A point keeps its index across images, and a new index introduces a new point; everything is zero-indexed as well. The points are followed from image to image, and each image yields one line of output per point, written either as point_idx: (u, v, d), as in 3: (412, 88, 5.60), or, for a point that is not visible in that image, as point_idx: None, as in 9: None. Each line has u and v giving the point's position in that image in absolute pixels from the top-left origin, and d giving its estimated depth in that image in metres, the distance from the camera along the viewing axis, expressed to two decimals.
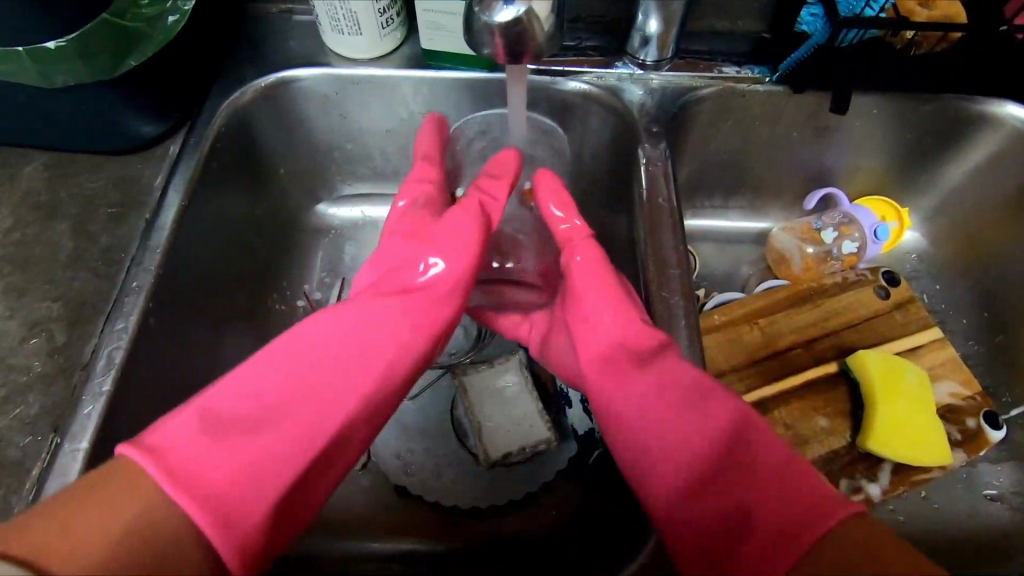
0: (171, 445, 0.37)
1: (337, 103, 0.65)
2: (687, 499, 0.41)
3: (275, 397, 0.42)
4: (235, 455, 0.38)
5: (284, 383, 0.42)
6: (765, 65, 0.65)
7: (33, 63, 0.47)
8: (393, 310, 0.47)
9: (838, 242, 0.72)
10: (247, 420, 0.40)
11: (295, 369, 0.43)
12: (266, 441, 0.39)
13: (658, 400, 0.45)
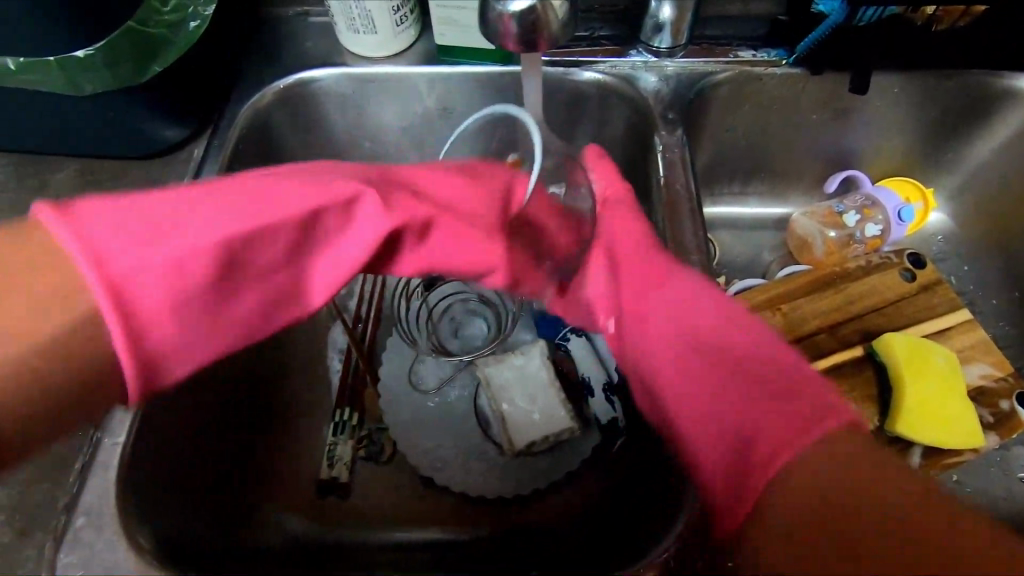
0: (124, 272, 0.37)
1: (354, 102, 0.66)
2: (707, 405, 0.44)
3: (185, 226, 0.39)
4: (151, 292, 0.37)
5: (219, 225, 0.39)
6: (781, 47, 0.65)
7: (63, 72, 0.49)
8: (370, 216, 0.43)
9: (861, 225, 0.71)
10: (152, 237, 0.38)
11: (229, 229, 0.40)
12: (155, 300, 0.38)
13: (676, 322, 0.49)
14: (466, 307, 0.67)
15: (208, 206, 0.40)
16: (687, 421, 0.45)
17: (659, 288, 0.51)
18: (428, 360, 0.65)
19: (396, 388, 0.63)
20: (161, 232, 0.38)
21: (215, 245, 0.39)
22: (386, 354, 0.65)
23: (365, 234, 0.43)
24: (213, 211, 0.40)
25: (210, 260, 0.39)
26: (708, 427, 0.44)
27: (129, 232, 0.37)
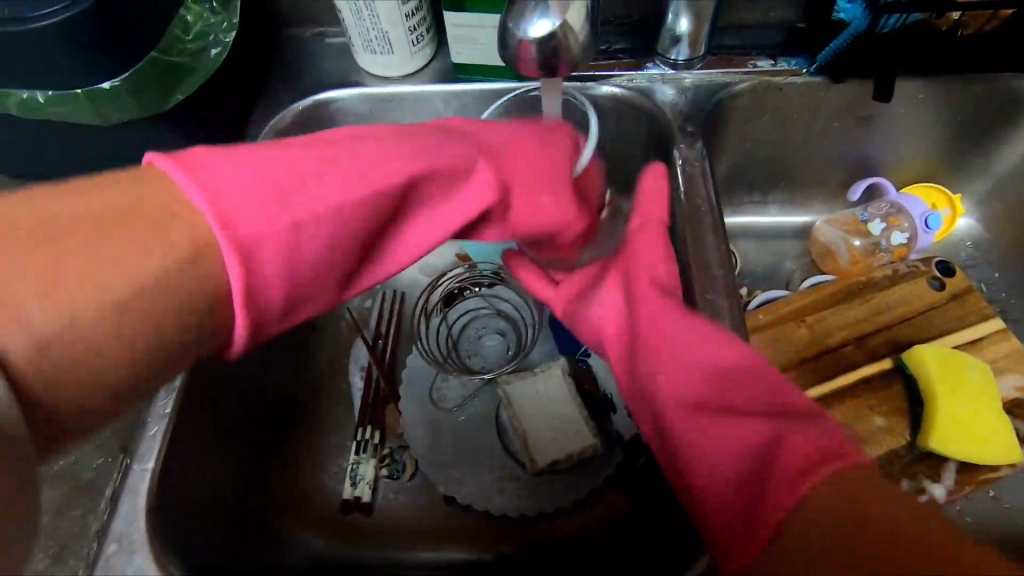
0: (250, 232, 0.35)
1: (372, 121, 0.66)
2: (719, 429, 0.41)
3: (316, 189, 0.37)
4: (264, 218, 0.35)
5: (353, 173, 0.39)
6: (801, 55, 0.64)
7: (91, 103, 0.50)
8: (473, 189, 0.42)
9: (886, 234, 0.70)
10: (289, 199, 0.37)
11: (355, 166, 0.39)
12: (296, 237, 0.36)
13: (700, 359, 0.45)
14: (485, 323, 0.67)
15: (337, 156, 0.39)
16: (696, 451, 0.42)
17: (669, 317, 0.47)
18: (449, 377, 0.65)
19: (417, 406, 0.63)
20: (295, 178, 0.37)
21: (336, 181, 0.38)
22: (407, 371, 0.65)
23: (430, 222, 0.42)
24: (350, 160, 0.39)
25: (338, 215, 0.38)
26: (716, 443, 0.41)
27: (253, 178, 0.36)
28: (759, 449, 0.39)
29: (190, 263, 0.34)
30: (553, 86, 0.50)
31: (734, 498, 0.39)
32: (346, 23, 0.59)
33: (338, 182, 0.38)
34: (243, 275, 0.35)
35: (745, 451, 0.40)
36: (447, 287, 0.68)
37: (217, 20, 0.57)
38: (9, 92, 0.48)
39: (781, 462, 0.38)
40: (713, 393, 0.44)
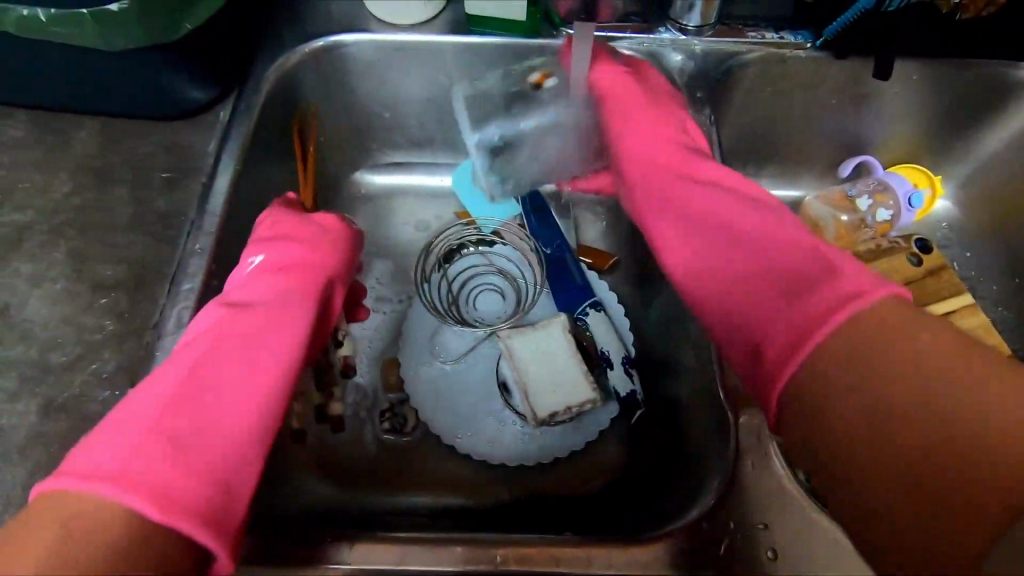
0: (112, 459, 0.35)
1: (379, 70, 0.65)
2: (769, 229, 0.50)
3: (154, 410, 0.39)
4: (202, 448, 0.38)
5: (240, 356, 0.43)
6: (807, 29, 0.65)
7: (97, 26, 0.47)
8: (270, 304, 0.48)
9: (872, 210, 0.73)
10: (199, 416, 0.39)
11: (220, 375, 0.42)
12: (232, 395, 0.41)
13: (710, 232, 0.53)
14: (485, 279, 0.68)
15: (230, 357, 0.43)
16: (704, 283, 0.50)
17: (674, 197, 0.58)
18: (449, 331, 0.65)
19: (417, 357, 0.64)
20: (197, 386, 0.41)
21: (235, 383, 0.42)
22: (408, 323, 0.66)
23: (261, 319, 0.46)
24: (230, 340, 0.44)
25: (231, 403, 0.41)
26: (733, 271, 0.49)
27: (171, 423, 0.38)
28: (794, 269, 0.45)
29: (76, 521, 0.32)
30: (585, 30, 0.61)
31: (767, 306, 0.45)
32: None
33: (235, 375, 0.42)
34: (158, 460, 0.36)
35: (779, 268, 0.46)
36: (445, 246, 0.70)
37: None
38: (10, 8, 0.47)
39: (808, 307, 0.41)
40: (744, 232, 0.51)
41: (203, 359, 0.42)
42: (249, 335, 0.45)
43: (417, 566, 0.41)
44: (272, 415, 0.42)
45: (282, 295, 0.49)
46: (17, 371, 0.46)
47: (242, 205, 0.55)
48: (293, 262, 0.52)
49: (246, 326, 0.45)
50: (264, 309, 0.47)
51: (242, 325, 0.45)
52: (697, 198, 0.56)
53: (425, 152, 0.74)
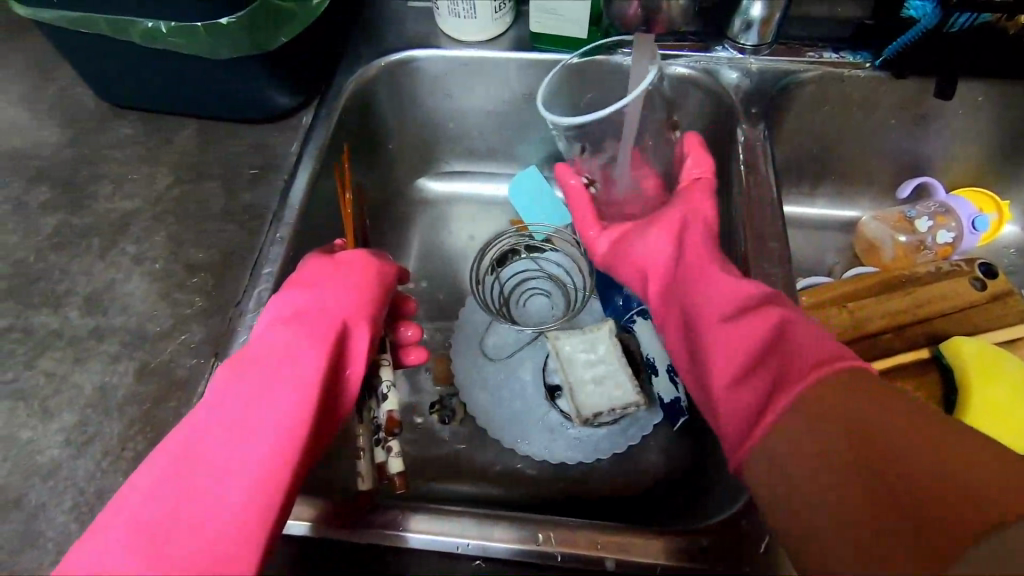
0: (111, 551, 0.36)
1: (446, 83, 0.70)
2: (723, 330, 0.45)
3: (156, 492, 0.38)
4: (188, 543, 0.37)
5: (238, 428, 0.41)
6: (867, 48, 0.66)
7: (209, 37, 0.54)
8: (280, 360, 0.45)
9: (933, 231, 0.71)
10: (188, 505, 0.38)
11: (221, 452, 0.40)
12: (229, 476, 0.39)
13: (721, 314, 0.47)
14: (536, 285, 0.71)
15: (233, 428, 0.41)
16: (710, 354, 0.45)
17: (698, 275, 0.51)
18: (500, 330, 0.69)
19: (469, 352, 0.68)
20: (190, 467, 0.39)
21: (230, 461, 0.40)
22: (462, 319, 0.70)
23: (268, 380, 0.44)
24: (229, 407, 0.42)
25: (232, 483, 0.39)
26: (720, 366, 0.44)
27: (157, 516, 0.37)
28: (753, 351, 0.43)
29: None
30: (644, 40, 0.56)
31: (747, 390, 0.42)
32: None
33: (230, 451, 0.40)
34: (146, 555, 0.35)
35: (758, 344, 0.43)
36: (500, 249, 0.73)
37: None
38: (136, 20, 0.53)
39: (732, 358, 0.44)
40: (731, 318, 0.46)
41: (208, 433, 0.41)
42: (254, 400, 0.43)
43: (450, 535, 0.44)
44: (274, 494, 0.39)
45: (292, 351, 0.45)
46: (119, 338, 0.52)
47: (318, 201, 0.60)
48: (311, 308, 0.49)
49: (253, 390, 0.43)
50: (274, 368, 0.44)
51: (249, 390, 0.43)
52: (691, 283, 0.51)
53: (484, 162, 0.78)
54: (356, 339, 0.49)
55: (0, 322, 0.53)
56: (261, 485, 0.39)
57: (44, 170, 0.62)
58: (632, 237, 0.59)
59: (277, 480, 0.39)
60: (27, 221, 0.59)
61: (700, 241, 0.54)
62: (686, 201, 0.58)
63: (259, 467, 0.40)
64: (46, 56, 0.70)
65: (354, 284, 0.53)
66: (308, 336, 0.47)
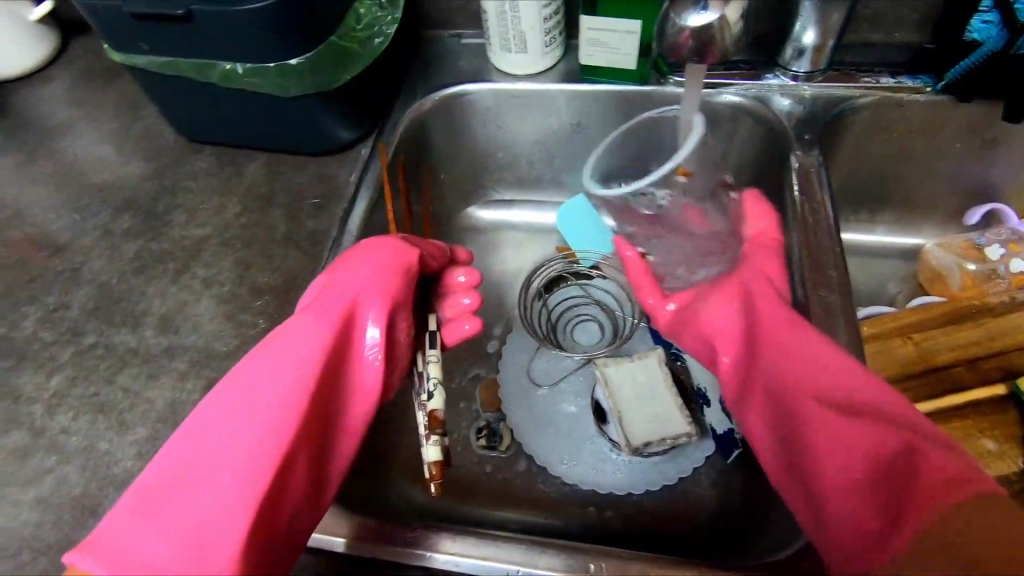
0: (134, 507, 0.40)
1: (496, 114, 0.72)
2: (825, 424, 0.45)
3: (178, 458, 0.42)
4: (191, 507, 0.40)
5: (241, 407, 0.44)
6: (927, 73, 0.64)
7: (280, 77, 0.58)
8: (290, 340, 0.48)
9: (1005, 260, 0.67)
10: (189, 474, 0.41)
11: (231, 422, 0.44)
12: (233, 446, 0.42)
13: (816, 382, 0.47)
14: (584, 310, 0.72)
15: (243, 404, 0.45)
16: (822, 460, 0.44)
17: (782, 346, 0.49)
18: (546, 356, 0.69)
19: (515, 378, 0.68)
20: (196, 439, 0.43)
21: (230, 438, 0.43)
22: (508, 346, 0.70)
23: (279, 360, 0.47)
24: (241, 386, 0.46)
25: (235, 452, 0.42)
26: (837, 453, 0.44)
27: (171, 480, 0.41)
28: (877, 454, 0.42)
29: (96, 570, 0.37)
30: (696, 72, 0.56)
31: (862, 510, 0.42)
32: (489, 5, 0.63)
33: (231, 431, 0.43)
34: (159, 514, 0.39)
35: (874, 459, 0.42)
36: (547, 275, 0.73)
37: (383, 14, 0.64)
38: (215, 63, 0.58)
39: (849, 449, 0.43)
40: (828, 399, 0.46)
41: (224, 405, 0.45)
42: (264, 376, 0.46)
43: (500, 560, 0.44)
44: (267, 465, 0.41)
45: (300, 332, 0.48)
46: (189, 357, 0.56)
47: (375, 228, 0.63)
48: (327, 292, 0.52)
49: (266, 368, 0.46)
50: (284, 349, 0.47)
51: (263, 369, 0.46)
52: (787, 371, 0.48)
53: (532, 190, 0.79)
54: (363, 319, 0.51)
55: (85, 340, 0.57)
56: (257, 458, 0.41)
57: (128, 200, 0.67)
58: (692, 311, 0.56)
59: (273, 451, 0.42)
60: (111, 247, 0.64)
61: (778, 306, 0.51)
62: (750, 264, 0.56)
63: (255, 437, 0.42)
64: (132, 98, 0.77)
65: (376, 262, 0.53)
66: (318, 317, 0.49)
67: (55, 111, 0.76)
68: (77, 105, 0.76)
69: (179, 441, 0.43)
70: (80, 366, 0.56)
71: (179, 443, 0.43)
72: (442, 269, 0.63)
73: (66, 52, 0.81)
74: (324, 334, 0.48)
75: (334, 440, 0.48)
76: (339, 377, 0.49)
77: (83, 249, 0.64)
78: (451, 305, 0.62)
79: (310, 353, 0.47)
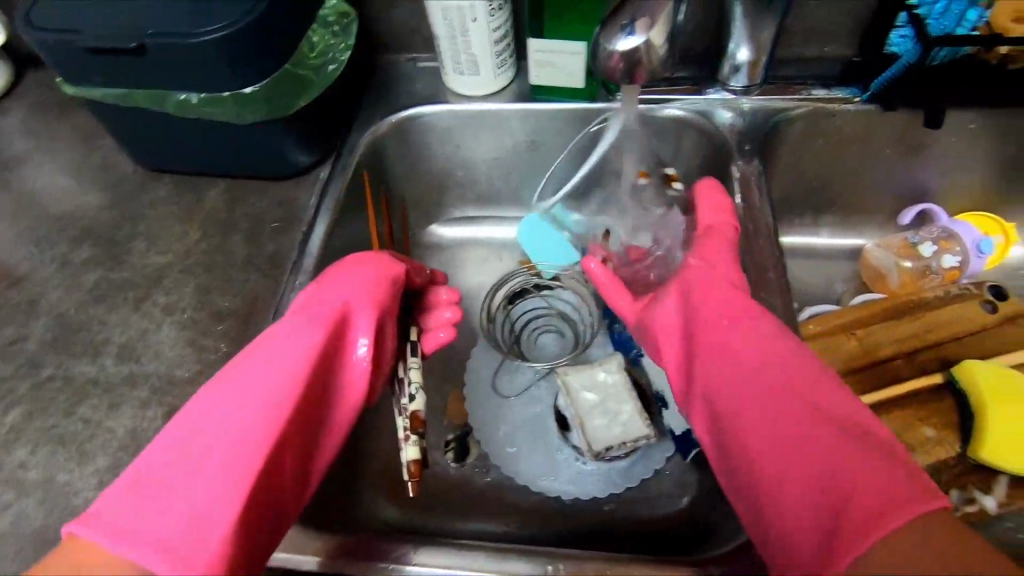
0: (123, 489, 0.39)
1: (453, 134, 0.74)
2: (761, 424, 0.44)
3: (170, 445, 0.42)
4: (189, 489, 0.39)
5: (232, 403, 0.45)
6: (855, 84, 0.68)
7: (236, 105, 0.59)
8: (281, 344, 0.49)
9: (937, 256, 0.72)
10: (181, 466, 0.41)
11: (227, 411, 0.44)
12: (230, 432, 0.43)
13: (760, 381, 0.47)
14: (548, 321, 0.74)
15: (238, 397, 0.45)
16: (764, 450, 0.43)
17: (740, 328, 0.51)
18: (509, 369, 0.71)
19: (480, 391, 0.70)
20: (193, 426, 0.43)
21: (226, 427, 0.43)
22: (473, 361, 0.72)
23: (272, 359, 0.48)
24: (233, 384, 0.46)
25: (233, 441, 0.42)
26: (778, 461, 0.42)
27: (163, 465, 0.41)
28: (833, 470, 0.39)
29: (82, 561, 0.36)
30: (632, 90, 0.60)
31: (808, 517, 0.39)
32: (437, 19, 0.63)
33: (226, 421, 0.43)
34: (149, 497, 0.38)
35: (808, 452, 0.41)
36: (510, 288, 0.73)
37: (336, 42, 0.66)
38: (170, 94, 0.59)
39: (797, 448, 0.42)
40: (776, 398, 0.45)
41: (219, 397, 0.45)
42: (257, 374, 0.47)
43: (461, 567, 0.45)
44: (265, 455, 0.42)
45: (291, 335, 0.49)
46: (150, 383, 0.56)
47: (335, 250, 0.64)
48: (317, 299, 0.54)
49: (260, 366, 0.47)
50: (278, 349, 0.48)
51: (259, 365, 0.47)
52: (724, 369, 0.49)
53: (492, 207, 0.82)
54: (357, 328, 0.52)
55: (43, 371, 0.57)
56: (256, 447, 0.42)
57: (86, 230, 0.67)
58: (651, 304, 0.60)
59: (270, 442, 0.43)
60: (69, 277, 0.64)
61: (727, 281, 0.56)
62: (699, 264, 0.58)
63: (253, 428, 0.43)
64: (89, 128, 0.77)
65: (368, 275, 0.56)
66: (312, 324, 0.50)
67: (10, 143, 0.76)
68: (32, 137, 0.76)
69: (174, 431, 0.43)
70: (39, 398, 0.56)
71: (171, 433, 0.43)
72: (424, 287, 0.65)
73: (20, 84, 0.81)
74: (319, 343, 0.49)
75: (317, 442, 0.49)
76: (328, 382, 0.50)
77: (40, 280, 0.64)
78: (434, 316, 0.63)
79: (304, 359, 0.48)
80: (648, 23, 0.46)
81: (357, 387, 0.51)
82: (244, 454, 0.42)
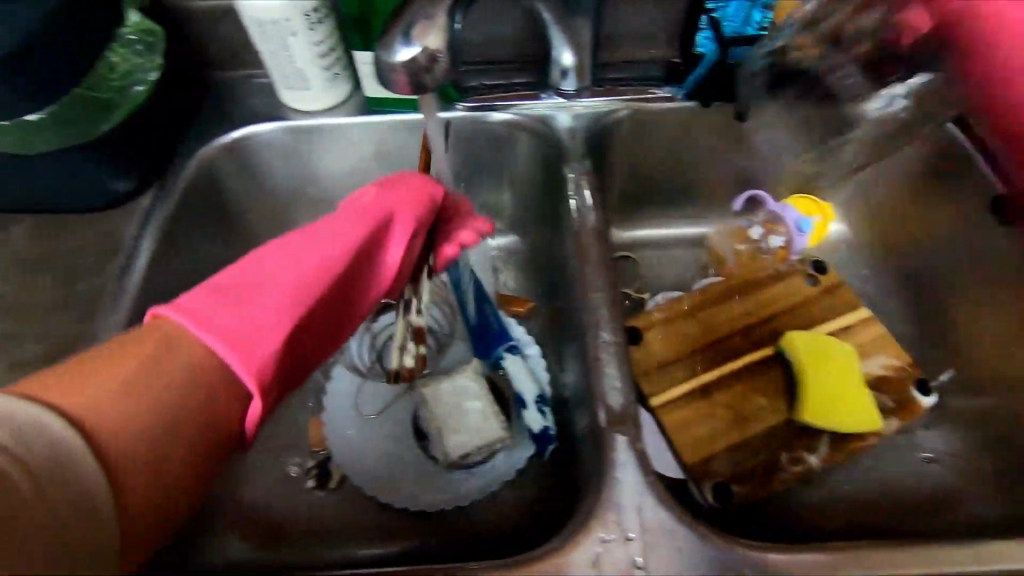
0: (192, 304, 0.44)
1: (293, 151, 0.72)
2: None
3: (238, 283, 0.47)
4: (235, 317, 0.45)
5: (289, 258, 0.50)
6: (677, 83, 0.73)
7: (22, 134, 0.54)
8: (339, 233, 0.52)
9: (765, 238, 0.78)
10: (242, 295, 0.47)
11: (279, 268, 0.49)
12: (284, 279, 0.48)
13: None
14: None
15: (304, 259, 0.50)
16: None
17: None
18: (369, 386, 0.69)
19: (339, 410, 0.67)
20: (255, 273, 0.48)
21: (287, 275, 0.49)
22: (332, 383, 0.69)
23: (327, 242, 0.51)
24: (289, 245, 0.51)
25: (293, 293, 0.48)
26: None
27: (217, 299, 0.46)
28: None
29: (130, 387, 0.38)
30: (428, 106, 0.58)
31: None
32: (254, 32, 0.61)
33: (286, 269, 0.49)
34: (201, 325, 0.44)
35: None
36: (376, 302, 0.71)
37: (142, 61, 0.62)
38: None
39: None
40: None
41: (292, 258, 0.50)
42: (319, 245, 0.51)
43: None
44: (307, 304, 0.48)
45: (337, 226, 0.53)
46: None
47: (158, 285, 0.61)
48: (376, 200, 0.55)
49: (330, 242, 0.52)
50: (362, 232, 0.53)
51: (334, 234, 0.52)
52: None
53: None
54: (392, 241, 0.55)
55: None
56: (298, 300, 0.48)
57: None
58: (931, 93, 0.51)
59: (305, 298, 0.48)
60: None
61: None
62: None
63: (319, 285, 0.49)
64: None
65: (409, 187, 0.56)
66: (387, 203, 0.54)
67: None
68: None
69: (246, 271, 0.49)
70: None
71: (253, 268, 0.49)
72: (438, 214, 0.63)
73: None
74: (372, 230, 0.53)
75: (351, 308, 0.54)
76: (368, 262, 0.54)
77: None
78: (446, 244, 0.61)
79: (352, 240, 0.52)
80: (422, 31, 0.48)
81: (369, 303, 0.55)
82: (294, 305, 0.47)
